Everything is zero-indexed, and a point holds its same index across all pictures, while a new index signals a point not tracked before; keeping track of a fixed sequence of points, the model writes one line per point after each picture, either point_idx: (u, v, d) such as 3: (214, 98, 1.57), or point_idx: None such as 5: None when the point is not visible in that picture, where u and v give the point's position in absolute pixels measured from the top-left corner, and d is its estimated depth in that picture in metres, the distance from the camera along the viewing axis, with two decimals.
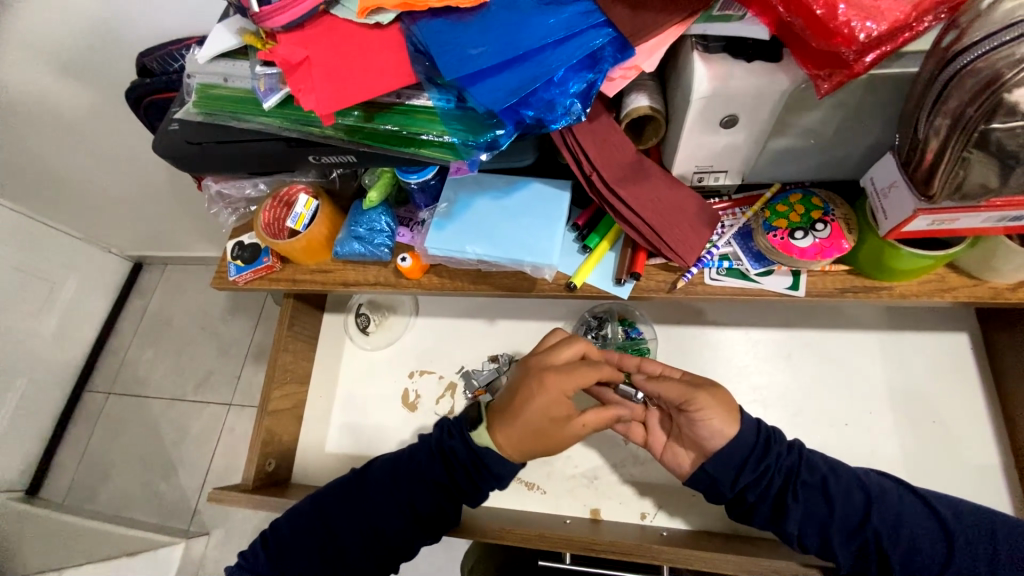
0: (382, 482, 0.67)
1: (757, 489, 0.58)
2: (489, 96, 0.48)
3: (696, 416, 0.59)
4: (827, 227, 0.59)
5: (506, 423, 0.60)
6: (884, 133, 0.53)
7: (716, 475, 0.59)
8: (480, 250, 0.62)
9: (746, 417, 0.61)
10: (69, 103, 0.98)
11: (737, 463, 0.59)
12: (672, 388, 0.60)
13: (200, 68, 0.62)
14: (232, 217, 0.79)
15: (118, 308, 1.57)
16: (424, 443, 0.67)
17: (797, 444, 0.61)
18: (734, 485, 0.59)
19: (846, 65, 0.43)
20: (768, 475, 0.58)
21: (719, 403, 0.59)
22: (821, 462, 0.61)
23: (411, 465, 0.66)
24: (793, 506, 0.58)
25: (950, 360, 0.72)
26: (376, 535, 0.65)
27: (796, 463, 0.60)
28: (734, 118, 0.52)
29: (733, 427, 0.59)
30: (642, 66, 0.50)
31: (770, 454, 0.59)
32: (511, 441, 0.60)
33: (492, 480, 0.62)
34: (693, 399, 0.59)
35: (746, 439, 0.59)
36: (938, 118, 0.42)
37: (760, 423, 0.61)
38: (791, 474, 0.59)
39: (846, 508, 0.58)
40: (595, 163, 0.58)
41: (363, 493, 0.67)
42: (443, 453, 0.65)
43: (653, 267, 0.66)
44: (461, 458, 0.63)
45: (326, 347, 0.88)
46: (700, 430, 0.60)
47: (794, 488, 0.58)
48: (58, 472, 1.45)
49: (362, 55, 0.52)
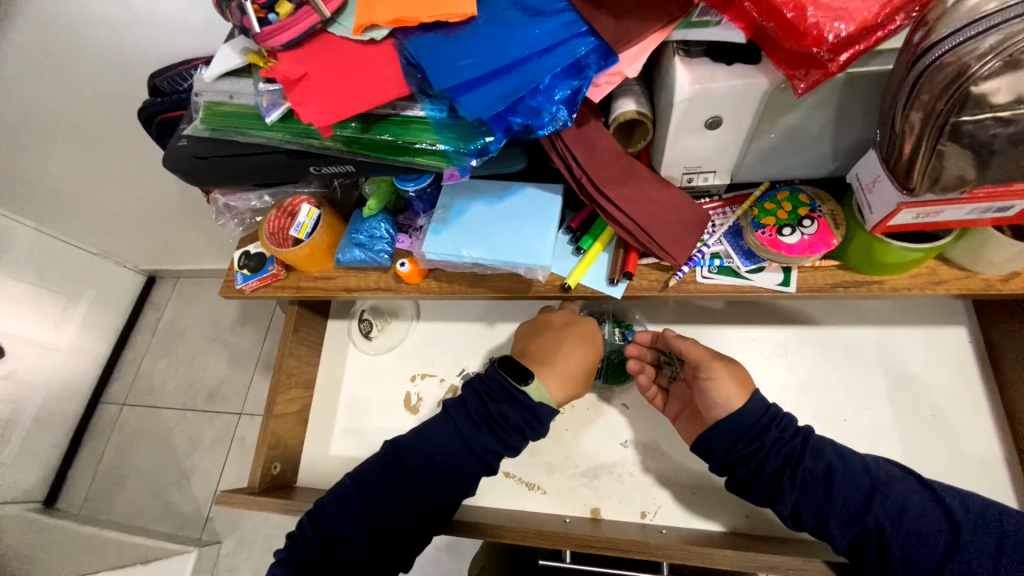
0: (424, 457, 0.65)
1: (749, 465, 0.60)
2: (477, 104, 0.50)
3: (707, 383, 0.63)
4: (815, 223, 0.60)
5: (558, 369, 0.66)
6: (866, 130, 0.54)
7: (711, 443, 0.63)
8: (476, 254, 0.64)
9: (757, 396, 0.63)
10: (86, 124, 1.02)
11: (733, 437, 0.61)
12: (695, 349, 0.65)
13: (206, 86, 0.64)
14: (238, 228, 0.82)
15: (133, 320, 1.62)
16: (463, 406, 0.67)
17: (804, 431, 0.62)
18: (726, 457, 0.61)
19: (821, 64, 0.44)
20: (763, 453, 0.60)
21: (733, 371, 0.63)
22: (828, 450, 0.60)
23: (454, 436, 0.65)
24: (788, 487, 0.58)
25: (949, 353, 0.72)
26: (429, 506, 0.64)
27: (797, 449, 0.60)
28: (718, 119, 0.54)
29: (739, 401, 0.62)
30: (626, 72, 0.52)
31: (768, 434, 0.60)
32: (563, 390, 0.66)
33: (539, 432, 0.65)
34: (707, 366, 0.63)
35: (746, 418, 0.61)
36: (911, 113, 0.42)
37: (767, 404, 0.62)
38: (789, 459, 0.60)
39: (847, 492, 0.58)
40: (585, 167, 0.59)
41: (407, 467, 0.66)
42: (489, 419, 0.65)
43: (645, 266, 0.68)
44: (514, 419, 0.64)
45: (330, 353, 0.90)
46: (708, 399, 0.63)
47: (792, 471, 0.59)
48: (75, 481, 1.49)
49: (358, 70, 0.54)
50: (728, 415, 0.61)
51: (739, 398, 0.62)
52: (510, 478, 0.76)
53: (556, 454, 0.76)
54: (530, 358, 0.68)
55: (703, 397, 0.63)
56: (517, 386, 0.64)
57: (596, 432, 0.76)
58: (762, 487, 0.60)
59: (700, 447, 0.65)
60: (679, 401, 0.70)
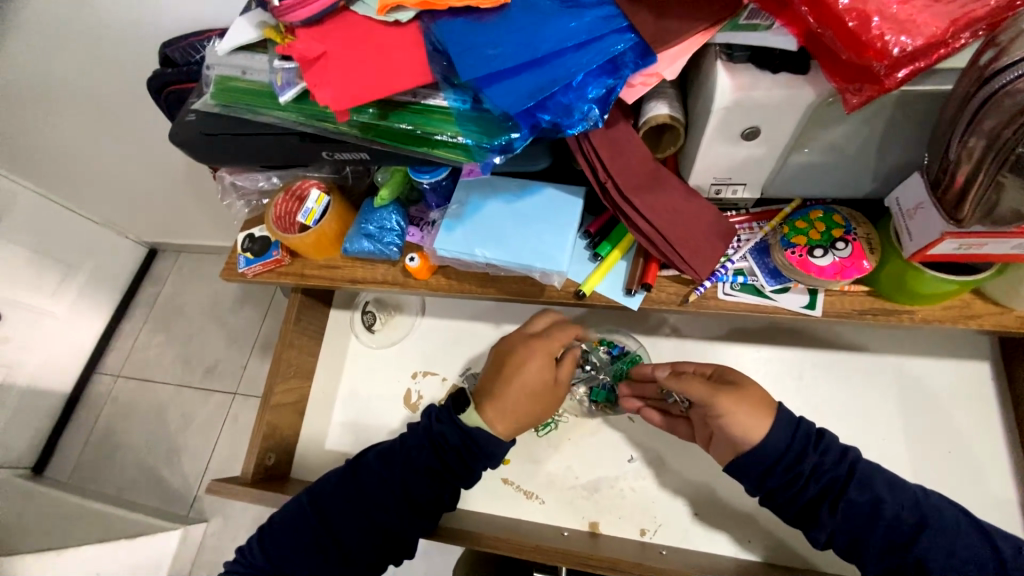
0: (375, 473, 0.65)
1: (786, 492, 0.57)
2: (506, 98, 0.47)
3: (722, 419, 0.58)
4: (848, 246, 0.56)
5: (500, 403, 0.62)
6: (910, 152, 0.52)
7: (745, 469, 0.58)
8: (490, 254, 0.61)
9: (781, 413, 0.58)
10: (92, 89, 0.99)
11: (771, 460, 0.56)
12: (697, 387, 0.60)
13: (220, 60, 0.62)
14: (245, 209, 0.79)
15: (133, 293, 1.60)
16: (414, 430, 0.66)
17: (850, 456, 0.57)
18: (761, 484, 0.58)
19: (877, 79, 0.42)
20: (802, 480, 0.56)
21: (743, 396, 0.58)
22: (876, 480, 0.56)
23: (402, 452, 0.65)
24: (825, 518, 0.56)
25: (971, 389, 0.69)
26: (375, 527, 0.63)
27: (843, 475, 0.56)
28: (756, 130, 0.51)
29: (762, 431, 0.57)
30: (663, 73, 0.49)
31: (806, 461, 0.56)
32: (504, 421, 0.62)
33: (483, 458, 0.63)
34: (713, 403, 0.58)
35: (778, 443, 0.56)
36: (971, 138, 0.41)
37: (797, 420, 0.58)
38: (832, 486, 0.56)
39: (891, 526, 0.55)
40: (610, 170, 0.57)
41: (358, 487, 0.65)
42: (433, 441, 0.64)
43: (665, 279, 0.65)
44: (454, 441, 0.63)
45: (331, 344, 0.87)
46: (730, 430, 0.58)
47: (833, 500, 0.56)
48: (65, 452, 1.48)
49: (380, 53, 0.51)
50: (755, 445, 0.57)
51: (761, 427, 0.57)
52: (508, 485, 0.74)
53: (557, 463, 0.74)
54: (482, 392, 0.64)
55: (722, 431, 0.58)
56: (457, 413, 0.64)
57: (599, 444, 0.74)
58: (797, 510, 0.58)
59: (733, 471, 0.60)
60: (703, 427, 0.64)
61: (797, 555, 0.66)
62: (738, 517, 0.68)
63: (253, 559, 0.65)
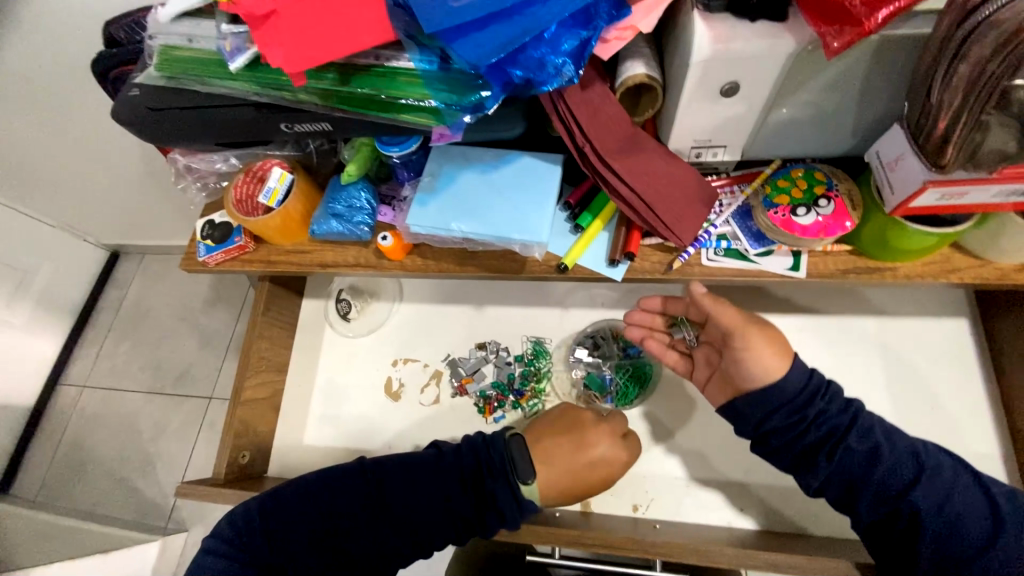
0: (402, 488, 0.61)
1: (784, 437, 0.57)
2: (474, 52, 0.44)
3: (743, 353, 0.57)
4: (831, 203, 0.55)
5: (556, 472, 0.61)
6: (890, 103, 0.51)
7: (744, 410, 0.59)
8: (466, 227, 0.58)
9: (796, 359, 0.58)
10: (29, 75, 0.91)
11: (772, 406, 0.56)
12: (727, 316, 0.58)
13: (162, 28, 0.57)
14: (202, 194, 0.74)
15: (93, 298, 1.51)
16: (460, 465, 0.61)
17: (853, 408, 0.57)
18: (759, 427, 0.58)
19: (858, 21, 0.41)
20: (804, 426, 0.56)
21: (768, 335, 0.57)
22: (876, 430, 0.56)
23: (441, 490, 0.61)
24: (822, 466, 0.56)
25: (951, 346, 0.70)
26: (380, 553, 0.60)
27: (844, 425, 0.56)
28: (735, 86, 0.50)
29: (780, 372, 0.56)
30: (639, 25, 0.48)
31: (811, 408, 0.56)
32: (559, 490, 0.61)
33: (515, 525, 0.60)
34: (741, 334, 0.57)
35: (790, 389, 0.56)
36: (954, 77, 0.40)
37: (811, 371, 0.57)
38: (832, 435, 0.56)
39: (889, 475, 0.55)
40: (588, 134, 0.55)
41: (377, 495, 0.61)
42: (479, 488, 0.60)
43: (648, 247, 0.63)
44: (501, 502, 0.59)
45: (305, 335, 0.83)
46: (746, 368, 0.58)
47: (832, 449, 0.56)
48: (29, 468, 1.39)
49: (337, 11, 0.48)
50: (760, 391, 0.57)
51: (779, 368, 0.57)
52: None
53: None
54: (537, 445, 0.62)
55: (738, 366, 0.58)
56: (518, 476, 0.59)
57: None
58: (795, 461, 0.58)
59: (729, 415, 0.61)
60: (706, 367, 0.65)
61: (790, 520, 0.65)
62: (731, 486, 0.67)
63: (241, 545, 0.60)
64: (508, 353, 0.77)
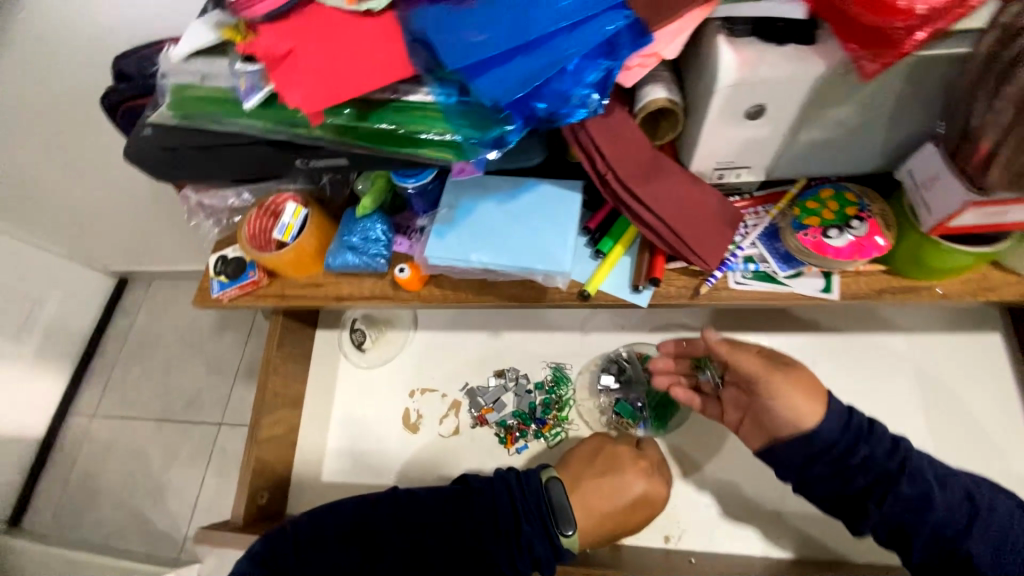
0: (435, 526, 0.59)
1: (828, 485, 0.55)
2: (497, 87, 0.43)
3: (770, 401, 0.56)
4: (864, 224, 0.54)
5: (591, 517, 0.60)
6: (921, 122, 0.49)
7: (782, 457, 0.57)
8: (486, 259, 0.57)
9: (833, 401, 0.56)
10: (38, 110, 0.91)
11: (810, 454, 0.55)
12: (750, 361, 0.57)
13: (175, 68, 0.56)
14: (215, 229, 0.73)
15: (102, 327, 1.50)
16: (496, 505, 0.59)
17: (901, 447, 0.54)
18: (801, 470, 0.56)
19: (893, 44, 0.40)
20: (849, 471, 0.54)
21: (796, 379, 0.55)
22: (926, 471, 0.53)
23: (474, 528, 0.58)
24: (872, 511, 0.54)
25: (988, 362, 0.67)
26: None
27: (894, 470, 0.53)
28: (761, 109, 0.48)
29: (814, 418, 0.54)
30: (663, 53, 0.46)
31: (855, 452, 0.54)
32: (595, 534, 0.61)
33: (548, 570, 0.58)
34: (766, 381, 0.56)
35: (831, 433, 0.54)
36: (999, 101, 0.40)
37: (849, 412, 0.55)
38: (881, 479, 0.54)
39: (943, 521, 0.52)
40: (610, 160, 0.53)
41: (410, 531, 0.59)
42: (514, 534, 0.58)
43: (673, 271, 0.61)
44: (538, 551, 0.57)
45: (319, 367, 0.82)
46: (775, 414, 0.56)
47: (880, 495, 0.54)
48: (39, 503, 1.37)
49: (354, 48, 0.47)
50: (802, 433, 0.55)
51: (813, 414, 0.55)
52: None
53: None
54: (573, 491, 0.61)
55: (768, 413, 0.56)
56: (554, 521, 0.58)
57: None
58: (839, 502, 0.56)
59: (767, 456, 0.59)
60: (737, 409, 0.62)
61: (829, 550, 0.63)
62: (767, 515, 0.64)
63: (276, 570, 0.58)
64: (528, 381, 0.75)
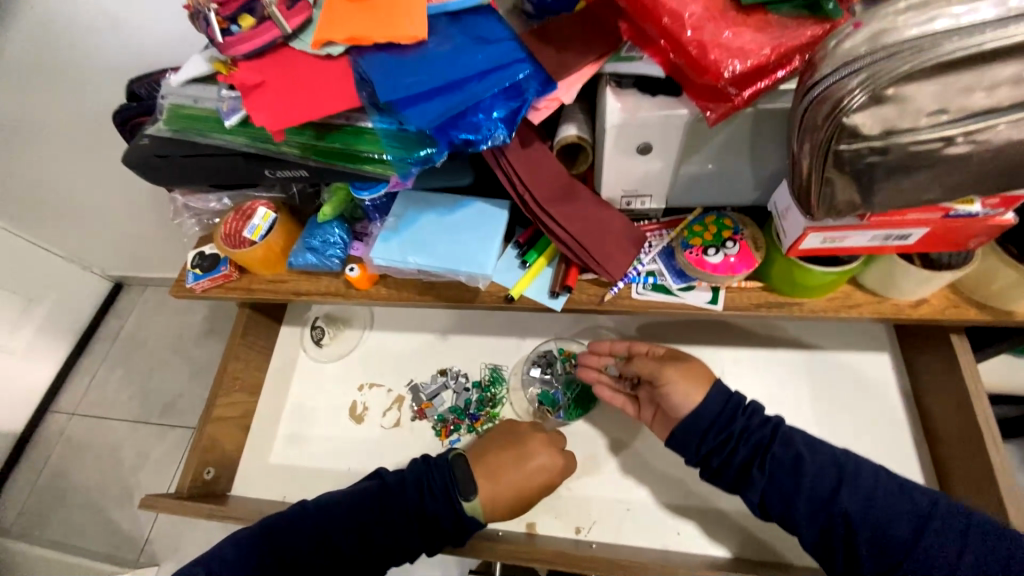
0: (348, 526, 0.65)
1: (721, 455, 0.62)
2: (419, 118, 0.54)
3: (665, 388, 0.65)
4: (736, 245, 0.64)
5: (498, 484, 0.67)
6: (779, 161, 0.59)
7: (684, 438, 0.64)
8: (421, 261, 0.67)
9: (715, 385, 0.65)
10: (60, 125, 1.03)
11: (703, 428, 0.63)
12: (646, 364, 0.67)
13: (173, 90, 0.67)
14: (196, 226, 0.83)
15: (93, 328, 1.58)
16: (403, 497, 0.66)
17: (774, 421, 0.64)
18: (699, 451, 0.63)
19: (728, 99, 0.50)
20: (732, 442, 0.62)
21: (686, 372, 0.65)
22: (797, 438, 0.62)
23: (385, 519, 0.65)
24: (756, 476, 0.61)
25: (878, 379, 0.75)
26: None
27: (767, 436, 0.62)
28: (648, 145, 0.58)
29: (698, 396, 0.64)
30: (563, 98, 0.56)
31: (735, 423, 0.63)
32: (503, 503, 0.67)
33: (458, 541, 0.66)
34: (659, 373, 0.65)
35: (712, 408, 0.63)
36: (803, 142, 0.47)
37: (730, 393, 0.65)
38: (759, 446, 0.62)
39: (815, 482, 0.60)
40: (528, 185, 0.63)
41: (326, 531, 0.65)
42: (422, 515, 0.66)
43: (586, 281, 0.71)
44: (444, 521, 0.65)
45: (280, 361, 0.89)
46: (671, 397, 0.65)
47: (761, 461, 0.61)
48: (9, 496, 1.41)
49: (314, 82, 0.58)
50: (690, 414, 0.63)
51: (697, 393, 0.64)
52: None
53: None
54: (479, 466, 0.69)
55: (664, 398, 0.65)
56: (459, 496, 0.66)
57: None
58: (728, 483, 0.63)
59: (674, 444, 0.65)
60: (651, 405, 0.70)
61: (723, 546, 0.68)
62: (669, 510, 0.71)
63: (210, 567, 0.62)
64: (468, 379, 0.82)
